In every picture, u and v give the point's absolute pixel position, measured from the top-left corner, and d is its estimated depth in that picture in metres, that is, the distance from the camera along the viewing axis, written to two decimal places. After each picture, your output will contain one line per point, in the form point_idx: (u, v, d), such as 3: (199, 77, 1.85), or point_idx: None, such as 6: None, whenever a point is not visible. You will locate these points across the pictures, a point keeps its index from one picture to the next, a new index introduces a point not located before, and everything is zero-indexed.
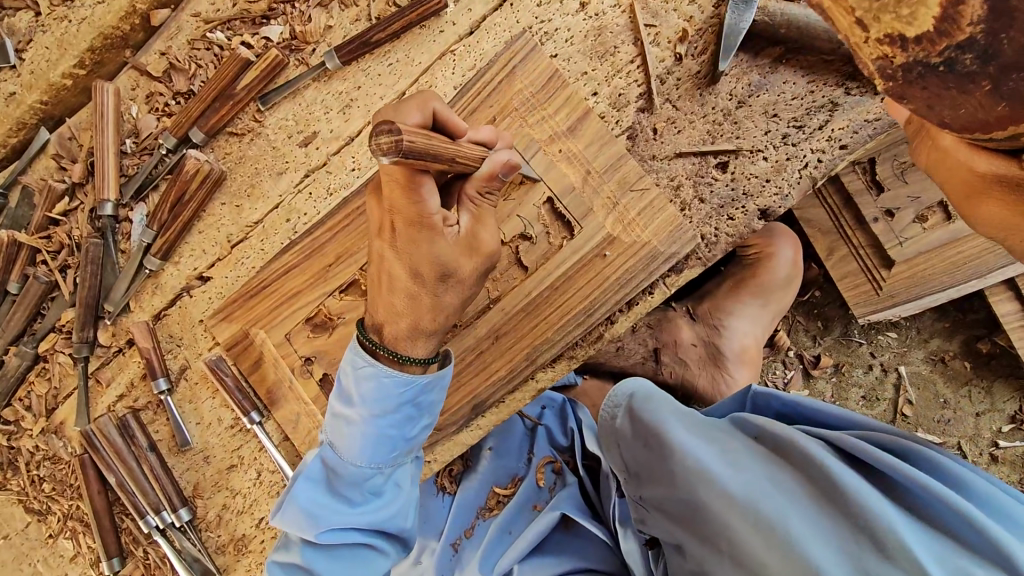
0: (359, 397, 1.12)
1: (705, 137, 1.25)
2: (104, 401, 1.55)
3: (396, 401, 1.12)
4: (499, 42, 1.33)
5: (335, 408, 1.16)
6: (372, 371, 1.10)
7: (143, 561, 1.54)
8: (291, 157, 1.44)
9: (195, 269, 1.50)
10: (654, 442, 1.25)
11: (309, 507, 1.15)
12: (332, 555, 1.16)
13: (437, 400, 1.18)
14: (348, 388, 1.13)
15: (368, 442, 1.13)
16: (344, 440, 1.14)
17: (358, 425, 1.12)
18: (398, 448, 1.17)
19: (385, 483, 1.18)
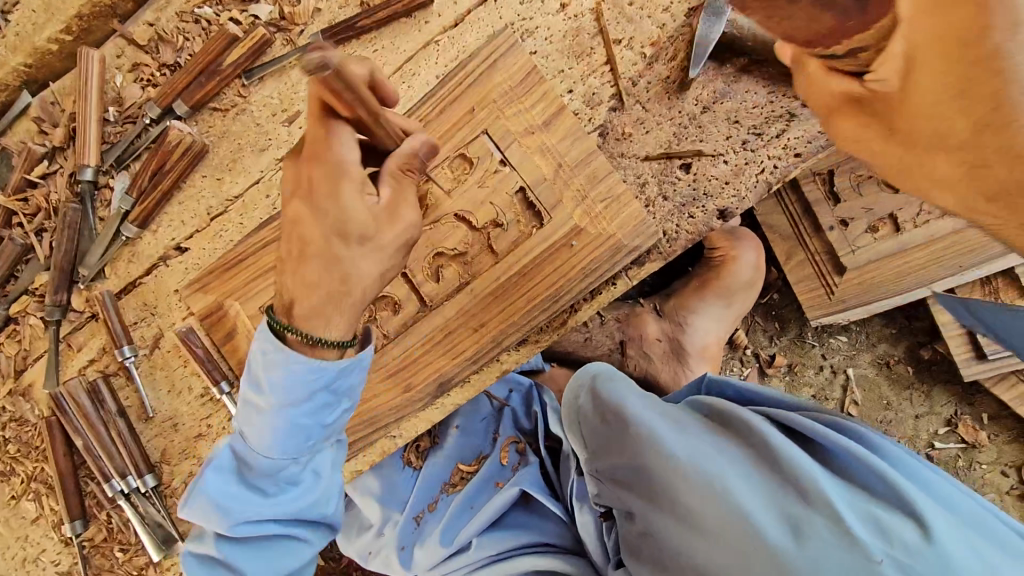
0: (262, 386, 1.09)
1: (672, 139, 1.32)
2: (74, 365, 1.57)
3: (305, 391, 1.07)
4: (481, 36, 1.38)
5: (248, 398, 1.14)
6: (272, 358, 1.07)
7: (105, 525, 1.56)
8: (274, 134, 1.47)
9: (173, 239, 1.52)
10: (614, 413, 1.32)
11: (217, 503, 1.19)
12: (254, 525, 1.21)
13: (355, 385, 1.13)
14: (257, 376, 1.11)
15: (257, 433, 1.14)
16: (251, 430, 1.15)
17: (261, 415, 1.12)
18: (315, 436, 1.16)
19: (294, 473, 1.19)
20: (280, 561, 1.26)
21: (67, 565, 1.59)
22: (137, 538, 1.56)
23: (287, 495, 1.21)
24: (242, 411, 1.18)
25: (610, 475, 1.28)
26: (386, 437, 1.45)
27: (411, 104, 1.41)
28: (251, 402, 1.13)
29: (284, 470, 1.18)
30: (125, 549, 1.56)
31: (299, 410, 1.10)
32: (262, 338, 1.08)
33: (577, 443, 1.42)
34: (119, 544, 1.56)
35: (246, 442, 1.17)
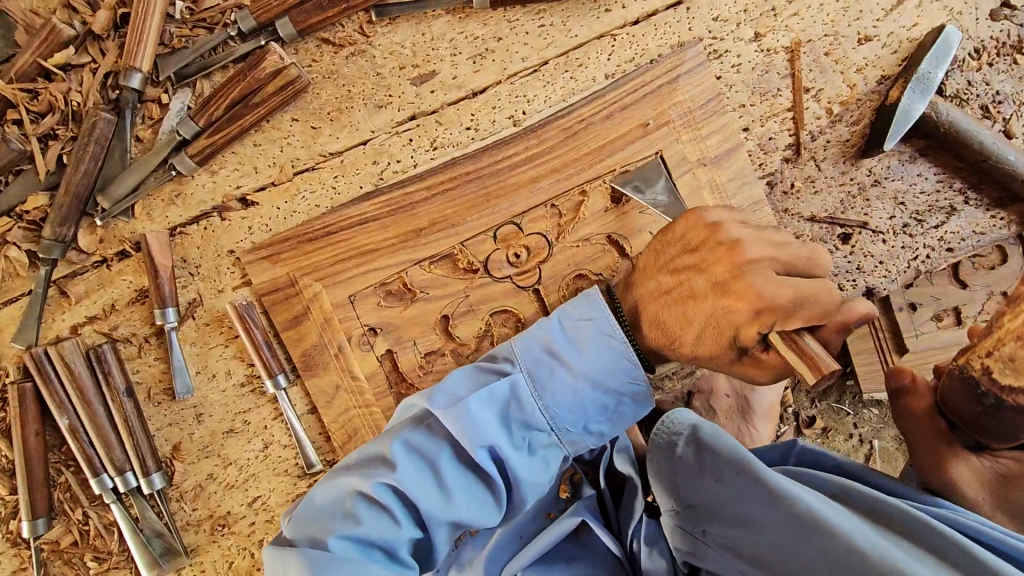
0: (590, 354, 0.99)
1: (838, 205, 1.26)
2: (66, 320, 1.22)
3: (612, 357, 0.99)
4: (664, 43, 1.23)
5: (557, 349, 0.99)
6: (603, 323, 1.00)
7: (78, 525, 1.24)
8: (398, 92, 1.22)
9: (238, 187, 1.22)
10: (764, 511, 0.94)
11: (471, 420, 0.95)
12: (458, 474, 0.99)
13: (632, 389, 1.00)
14: (581, 337, 1.00)
15: (585, 399, 0.99)
16: (551, 384, 0.98)
17: (576, 378, 0.99)
18: (531, 402, 0.99)
19: (546, 444, 1.01)
20: (399, 523, 0.97)
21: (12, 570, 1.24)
22: (120, 547, 1.25)
23: (520, 456, 0.99)
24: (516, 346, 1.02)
25: (724, 544, 1.00)
26: None
27: (572, 99, 1.22)
28: (568, 359, 0.99)
29: (548, 437, 1.00)
30: (99, 559, 1.25)
31: (634, 392, 1.00)
32: (591, 302, 1.00)
33: (665, 499, 1.15)
34: (94, 552, 1.25)
35: (540, 394, 0.98)
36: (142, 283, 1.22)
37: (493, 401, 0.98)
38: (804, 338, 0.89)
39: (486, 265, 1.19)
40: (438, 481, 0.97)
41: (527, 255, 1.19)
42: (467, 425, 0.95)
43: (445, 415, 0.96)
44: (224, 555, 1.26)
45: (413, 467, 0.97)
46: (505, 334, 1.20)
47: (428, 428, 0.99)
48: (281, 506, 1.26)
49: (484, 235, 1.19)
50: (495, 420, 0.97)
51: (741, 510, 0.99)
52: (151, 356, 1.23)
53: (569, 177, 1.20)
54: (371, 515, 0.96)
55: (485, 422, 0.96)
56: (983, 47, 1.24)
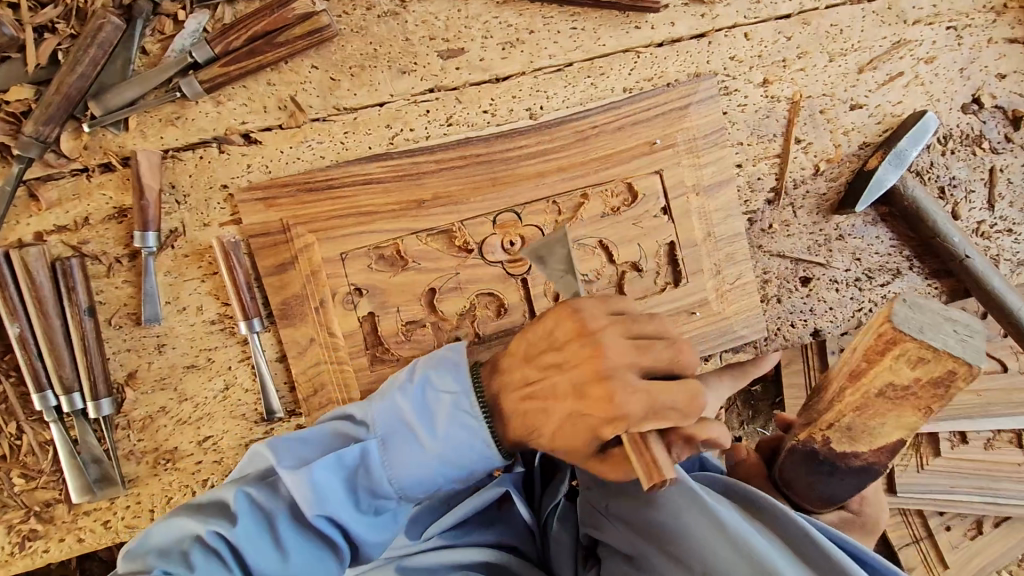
0: (444, 433, 0.91)
1: (805, 250, 1.36)
2: (31, 225, 1.15)
3: (446, 385, 0.94)
4: (683, 71, 1.30)
5: (408, 414, 0.93)
6: (460, 402, 0.93)
7: (9, 439, 1.18)
8: (423, 62, 1.23)
9: (243, 123, 1.19)
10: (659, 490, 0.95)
11: (313, 489, 0.89)
12: (345, 476, 0.93)
13: (447, 394, 0.93)
14: (436, 411, 0.93)
15: (429, 480, 0.94)
16: (400, 458, 0.92)
17: (424, 455, 0.92)
18: (398, 415, 0.93)
19: (394, 510, 0.98)
20: (281, 529, 0.91)
21: None
22: (50, 468, 1.19)
23: (365, 521, 0.94)
24: (369, 403, 0.96)
25: (619, 517, 1.00)
26: None
27: (589, 105, 1.27)
28: (420, 432, 0.93)
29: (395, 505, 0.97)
30: (26, 477, 1.19)
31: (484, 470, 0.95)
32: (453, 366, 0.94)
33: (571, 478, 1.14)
34: (21, 470, 1.19)
35: (390, 467, 0.93)
36: (123, 201, 1.17)
37: (341, 465, 0.92)
38: (654, 443, 0.84)
39: (481, 248, 1.22)
40: (282, 535, 0.91)
41: (521, 244, 1.23)
42: (309, 489, 0.90)
43: (288, 477, 0.91)
44: (163, 491, 1.23)
45: (253, 524, 0.91)
46: (487, 315, 1.23)
47: (274, 483, 0.94)
48: (233, 449, 1.25)
49: (484, 218, 1.22)
50: (342, 489, 0.92)
51: (629, 483, 1.02)
52: (120, 278, 1.19)
53: (573, 177, 1.25)
54: (206, 561, 0.89)
55: (333, 478, 0.91)
56: (950, 135, 1.38)
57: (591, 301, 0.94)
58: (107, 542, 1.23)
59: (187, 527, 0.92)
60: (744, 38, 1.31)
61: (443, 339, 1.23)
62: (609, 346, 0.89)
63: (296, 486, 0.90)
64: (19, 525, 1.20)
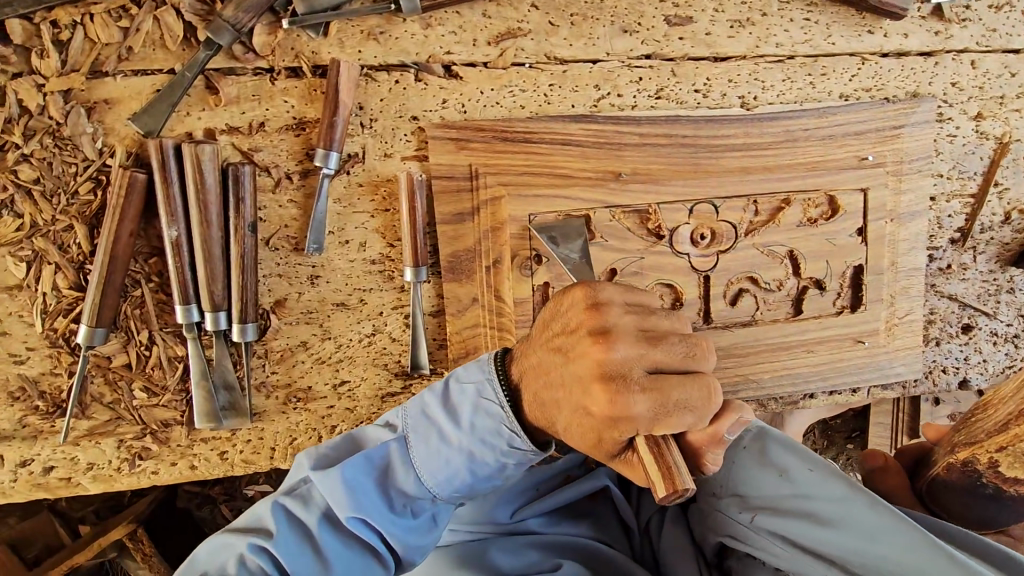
0: (468, 421, 0.87)
1: (976, 296, 1.33)
2: (202, 121, 1.04)
3: (467, 409, 0.88)
4: (903, 88, 1.22)
5: (432, 411, 0.90)
6: (483, 393, 0.87)
7: (137, 348, 1.08)
8: (648, 24, 1.12)
9: (448, 52, 1.08)
10: (839, 515, 0.83)
11: (346, 490, 0.89)
12: (389, 466, 0.91)
13: (485, 400, 0.87)
14: (459, 405, 0.88)
15: (461, 474, 0.88)
16: (428, 457, 0.89)
17: (451, 452, 0.88)
18: (432, 407, 0.90)
19: (432, 511, 0.93)
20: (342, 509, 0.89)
21: (38, 370, 1.07)
22: (175, 387, 1.10)
23: (402, 524, 0.92)
24: (403, 406, 0.94)
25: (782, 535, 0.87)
26: None
27: (805, 105, 1.19)
28: (444, 427, 0.88)
29: (432, 504, 0.92)
30: (148, 392, 1.10)
31: (519, 463, 0.88)
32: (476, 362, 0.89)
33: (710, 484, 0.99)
34: (145, 384, 1.09)
35: (416, 462, 0.90)
36: (304, 113, 1.06)
37: (367, 467, 0.90)
38: (670, 447, 0.76)
39: (673, 236, 1.15)
40: (320, 537, 0.91)
41: (711, 240, 1.16)
42: (344, 493, 0.89)
43: (322, 480, 0.90)
44: (289, 429, 1.16)
45: (296, 537, 0.91)
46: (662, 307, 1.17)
47: (304, 495, 0.93)
48: (368, 399, 1.17)
49: (681, 205, 1.14)
50: (374, 487, 0.90)
51: (834, 512, 0.83)
52: (285, 198, 1.08)
53: (779, 180, 1.17)
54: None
55: (364, 481, 0.90)
56: None
57: (613, 292, 0.81)
58: (220, 473, 1.16)
59: (232, 545, 0.92)
60: (971, 66, 1.23)
61: None
62: (624, 346, 0.78)
63: (331, 486, 0.89)
64: (132, 441, 1.11)
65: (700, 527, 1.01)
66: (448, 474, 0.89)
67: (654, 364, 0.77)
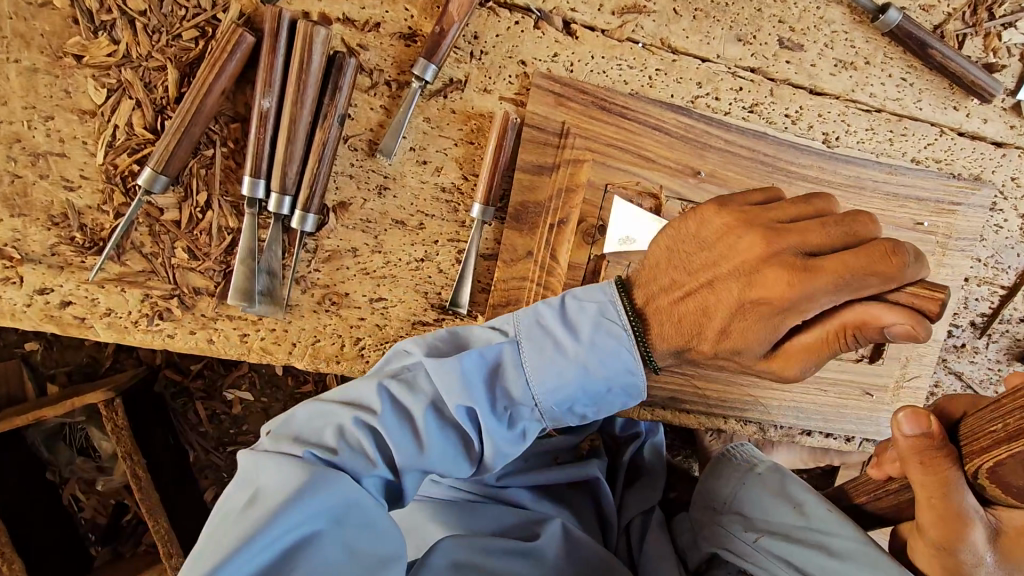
0: (589, 341, 0.87)
1: (978, 381, 1.41)
2: (322, 4, 1.03)
3: (590, 329, 0.87)
4: (969, 170, 1.28)
5: (550, 321, 0.90)
6: (607, 312, 0.88)
7: (192, 209, 1.06)
8: (761, 39, 1.16)
9: (572, 10, 1.10)
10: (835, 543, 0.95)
11: (460, 377, 0.87)
12: (500, 370, 0.89)
13: (611, 328, 0.87)
14: (580, 321, 0.88)
15: (574, 386, 0.88)
16: (543, 364, 0.88)
17: (567, 363, 0.87)
18: (553, 322, 0.89)
19: (527, 424, 0.91)
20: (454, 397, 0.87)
21: (86, 202, 1.04)
22: (218, 257, 1.09)
23: (497, 430, 0.90)
24: (516, 313, 0.93)
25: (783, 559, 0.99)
26: None
27: (878, 158, 1.25)
28: (562, 337, 0.88)
29: (531, 415, 0.90)
30: (190, 255, 1.08)
31: (627, 387, 0.89)
32: (601, 289, 0.90)
33: (715, 502, 1.15)
34: (190, 245, 1.08)
35: (526, 368, 0.88)
36: (420, 26, 1.06)
37: (476, 364, 0.88)
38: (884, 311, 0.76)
39: None
40: (418, 422, 0.90)
41: None
42: (455, 383, 0.87)
43: (435, 366, 0.89)
44: (316, 329, 1.15)
45: (392, 416, 0.90)
46: None
47: (410, 380, 0.92)
48: (400, 321, 1.18)
49: None
50: (482, 383, 0.88)
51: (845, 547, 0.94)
52: (379, 103, 1.08)
53: None
54: (351, 453, 0.89)
55: (471, 377, 0.88)
56: None
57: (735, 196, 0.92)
58: (234, 355, 1.14)
59: (333, 415, 0.91)
60: None
61: None
62: (775, 273, 0.80)
63: (443, 374, 0.88)
64: (158, 299, 1.09)
65: (693, 535, 1.14)
66: (566, 390, 0.88)
67: (810, 257, 0.80)
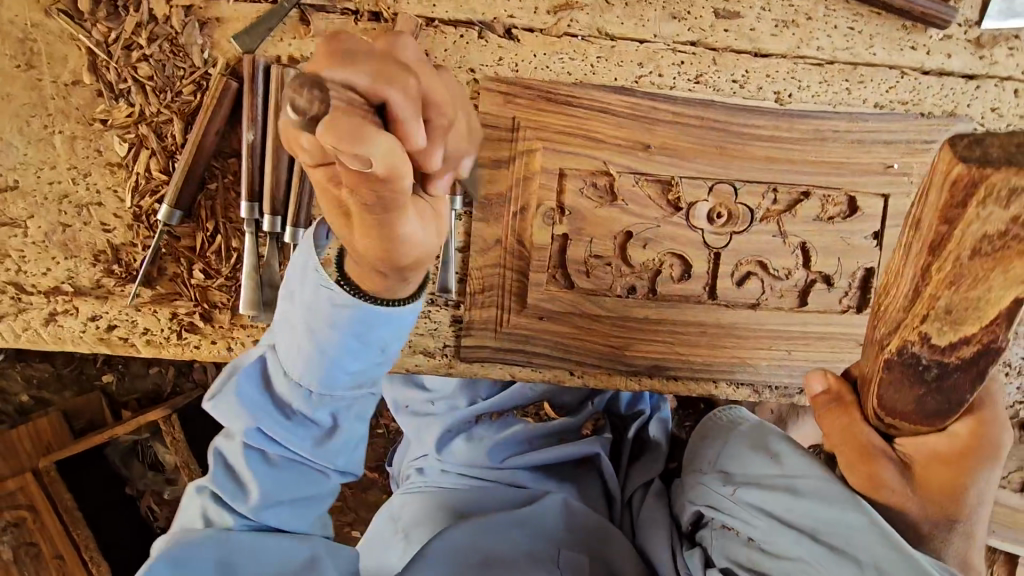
0: (302, 291, 0.86)
1: None
2: (291, 47, 1.20)
3: (298, 283, 0.88)
4: (941, 106, 1.26)
5: (284, 305, 0.90)
6: (310, 260, 0.87)
7: (203, 235, 1.24)
8: (697, 13, 1.21)
9: (510, 16, 1.21)
10: (802, 486, 0.95)
11: (230, 413, 0.96)
12: (266, 371, 0.95)
13: (310, 263, 0.86)
14: (293, 283, 0.89)
15: (327, 349, 0.88)
16: (290, 334, 0.89)
17: (300, 316, 0.88)
18: (272, 337, 0.94)
19: (332, 409, 0.96)
20: (239, 417, 0.95)
21: (122, 240, 1.25)
22: (230, 274, 1.26)
23: (301, 410, 0.96)
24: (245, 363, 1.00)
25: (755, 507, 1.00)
26: (568, 371, 1.30)
27: (838, 108, 1.24)
28: (291, 293, 0.90)
29: (315, 385, 0.94)
30: (206, 274, 1.26)
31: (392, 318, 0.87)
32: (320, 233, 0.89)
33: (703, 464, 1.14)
34: (205, 267, 1.25)
35: (283, 350, 0.92)
36: None
37: (246, 383, 0.96)
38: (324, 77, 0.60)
39: (689, 211, 1.23)
40: (239, 466, 1.00)
41: (727, 218, 1.23)
42: (234, 404, 0.96)
43: (221, 408, 0.97)
44: None
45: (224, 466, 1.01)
46: (669, 276, 1.25)
47: (231, 428, 1.02)
48: None
49: (703, 181, 1.22)
50: (261, 402, 0.95)
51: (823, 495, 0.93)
52: None
53: (801, 173, 1.23)
54: (236, 485, 1.01)
55: (247, 411, 0.95)
56: None
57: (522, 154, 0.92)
58: None
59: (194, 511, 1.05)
60: (1013, 94, 1.26)
61: (620, 281, 1.25)
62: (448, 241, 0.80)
63: (228, 399, 0.96)
64: (184, 316, 1.27)
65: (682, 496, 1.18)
66: (322, 348, 0.88)
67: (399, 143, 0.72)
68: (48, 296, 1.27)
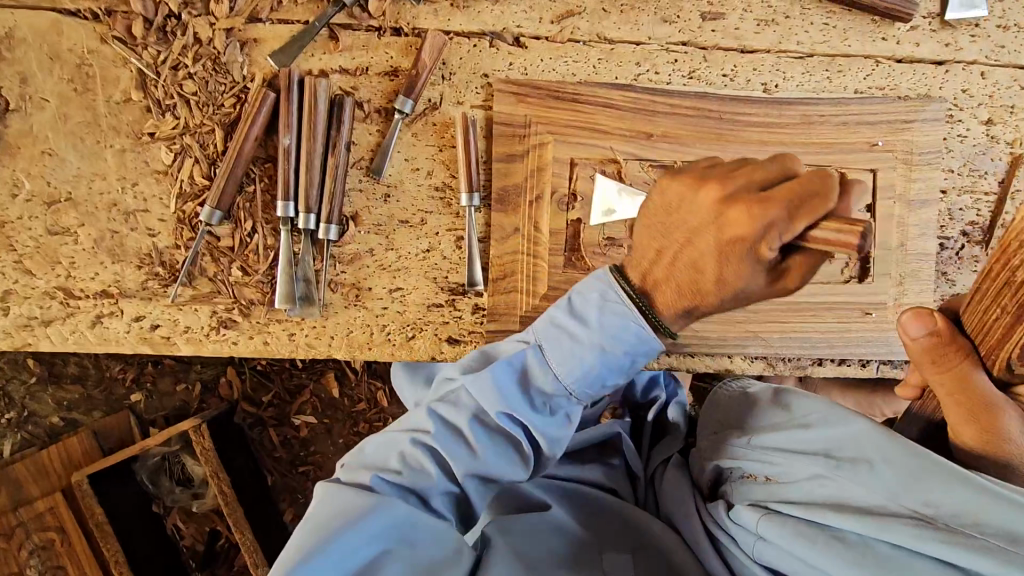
0: (600, 322, 0.96)
1: None
2: (321, 62, 1.32)
3: (609, 328, 0.95)
4: (915, 90, 1.37)
5: (563, 317, 0.99)
6: (609, 295, 0.96)
7: (242, 235, 1.33)
8: (686, 17, 1.34)
9: (518, 27, 1.34)
10: (813, 416, 1.00)
11: (492, 390, 1.00)
12: (542, 367, 1.00)
13: (610, 313, 0.95)
14: (587, 310, 0.97)
15: (600, 368, 0.97)
16: (570, 350, 0.98)
17: (585, 347, 0.97)
18: (541, 334, 1.01)
19: (566, 409, 1.03)
20: (492, 396, 1.00)
21: (166, 243, 1.34)
22: (267, 271, 1.34)
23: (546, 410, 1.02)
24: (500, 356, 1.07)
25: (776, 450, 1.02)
26: None
27: (821, 94, 1.36)
28: (578, 317, 0.98)
29: (568, 400, 1.02)
30: (244, 272, 1.34)
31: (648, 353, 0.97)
32: (601, 279, 0.98)
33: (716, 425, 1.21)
34: (243, 264, 1.34)
35: (553, 361, 0.99)
36: (399, 64, 1.33)
37: (506, 368, 1.01)
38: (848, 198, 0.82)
39: None
40: (459, 431, 1.03)
41: None
42: (490, 389, 1.00)
43: (472, 377, 1.02)
44: (348, 322, 1.37)
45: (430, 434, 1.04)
46: None
47: (453, 399, 1.05)
48: (416, 305, 1.37)
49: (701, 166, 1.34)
50: (517, 390, 1.01)
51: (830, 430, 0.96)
52: (378, 127, 1.34)
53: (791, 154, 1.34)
54: (419, 460, 1.03)
55: (505, 390, 1.00)
56: None
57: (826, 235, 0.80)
58: (286, 352, 1.37)
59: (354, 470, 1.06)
60: (981, 76, 1.38)
61: None
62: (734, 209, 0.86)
63: (494, 386, 1.00)
64: (223, 312, 1.35)
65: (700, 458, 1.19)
66: (621, 373, 0.99)
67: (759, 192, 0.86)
68: (95, 299, 1.34)
